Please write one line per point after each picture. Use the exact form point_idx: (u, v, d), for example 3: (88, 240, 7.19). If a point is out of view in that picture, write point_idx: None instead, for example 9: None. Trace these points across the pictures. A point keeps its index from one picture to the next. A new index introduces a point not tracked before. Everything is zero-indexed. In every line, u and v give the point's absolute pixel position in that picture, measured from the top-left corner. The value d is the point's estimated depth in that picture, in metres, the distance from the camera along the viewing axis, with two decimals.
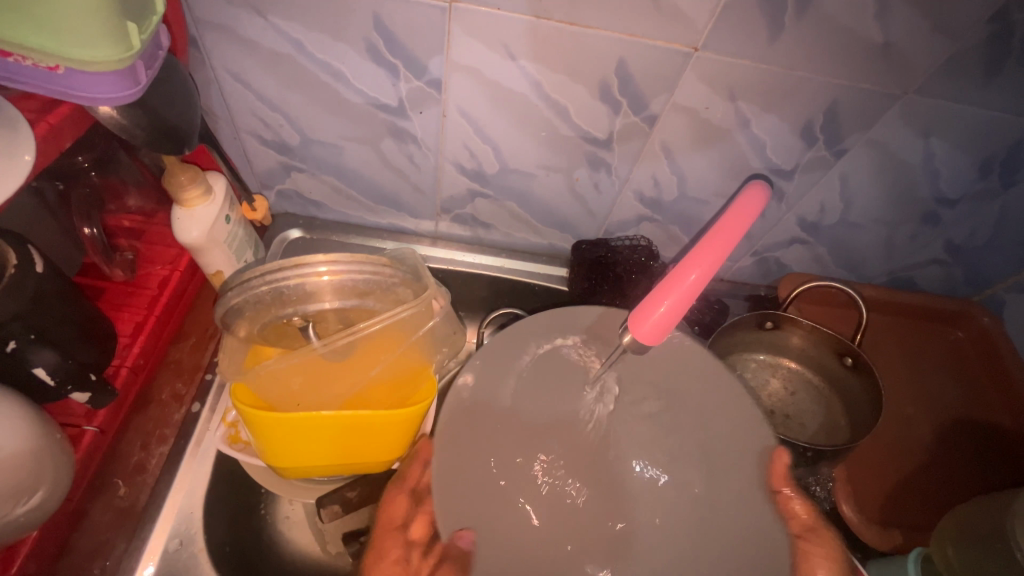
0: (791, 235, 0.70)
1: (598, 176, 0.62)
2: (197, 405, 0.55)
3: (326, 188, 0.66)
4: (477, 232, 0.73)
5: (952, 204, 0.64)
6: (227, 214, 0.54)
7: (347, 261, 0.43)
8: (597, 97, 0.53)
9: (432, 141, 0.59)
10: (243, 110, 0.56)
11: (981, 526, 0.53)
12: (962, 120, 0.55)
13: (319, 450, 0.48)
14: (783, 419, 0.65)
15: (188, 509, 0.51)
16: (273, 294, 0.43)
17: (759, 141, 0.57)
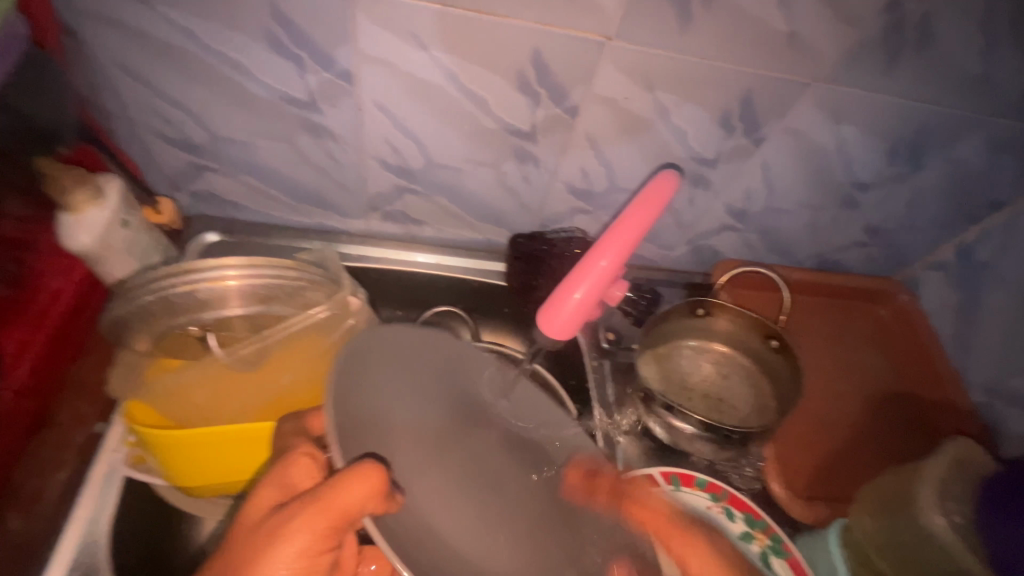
0: (721, 223, 0.72)
1: (527, 169, 0.61)
2: (101, 425, 0.51)
3: (244, 188, 0.63)
4: (409, 229, 0.70)
5: (867, 188, 0.67)
6: (125, 218, 0.50)
7: (246, 264, 0.41)
8: (516, 89, 0.52)
9: (352, 137, 0.56)
10: (140, 107, 0.53)
11: (892, 494, 0.55)
12: (870, 107, 0.57)
13: (231, 465, 0.45)
14: (716, 403, 0.65)
15: (93, 538, 0.47)
16: (164, 302, 0.40)
17: (682, 131, 0.58)
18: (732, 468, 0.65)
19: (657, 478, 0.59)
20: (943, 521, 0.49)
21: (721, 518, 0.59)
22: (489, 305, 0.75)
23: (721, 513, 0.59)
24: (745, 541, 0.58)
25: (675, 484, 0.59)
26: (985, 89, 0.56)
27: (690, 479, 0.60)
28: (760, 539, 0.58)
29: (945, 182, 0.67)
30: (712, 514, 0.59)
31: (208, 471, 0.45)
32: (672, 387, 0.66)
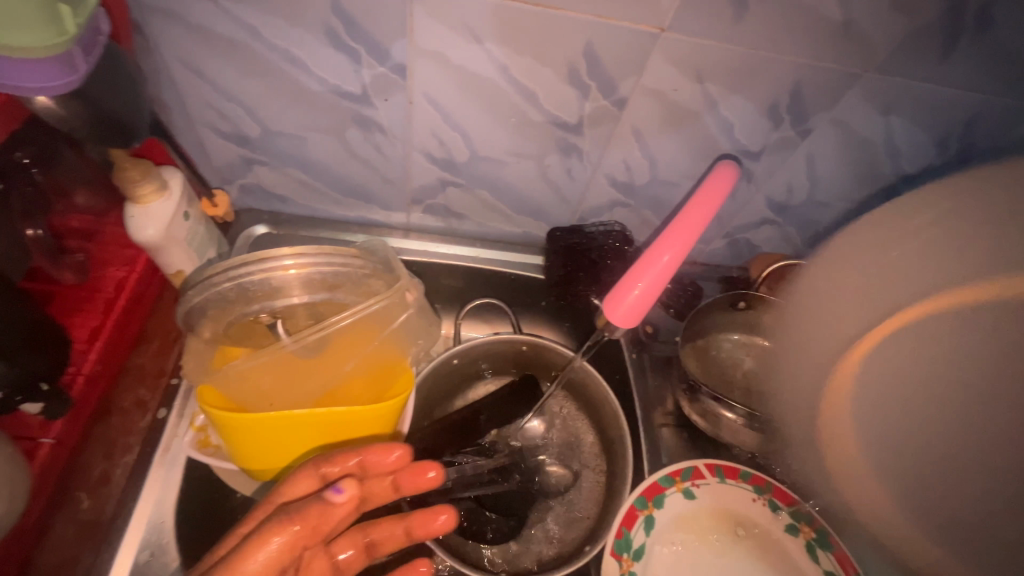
0: (761, 216, 0.72)
1: (570, 162, 0.62)
2: (162, 411, 0.53)
3: (291, 181, 0.64)
4: (450, 222, 0.71)
5: (913, 180, 0.66)
6: (186, 210, 0.51)
7: (316, 253, 0.41)
8: (565, 81, 0.52)
9: (400, 131, 0.57)
10: (198, 102, 0.54)
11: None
12: (921, 97, 0.56)
13: (294, 452, 0.46)
14: (759, 395, 0.66)
15: (158, 518, 0.49)
16: (237, 291, 0.40)
17: (728, 122, 0.57)
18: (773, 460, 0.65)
19: (702, 470, 0.59)
20: None
21: (765, 510, 0.59)
22: (526, 298, 0.76)
23: (765, 505, 0.59)
24: (789, 532, 0.58)
25: (720, 476, 0.60)
26: None
27: (734, 471, 0.60)
28: (805, 531, 0.57)
29: None
30: (756, 506, 0.59)
31: (275, 458, 0.46)
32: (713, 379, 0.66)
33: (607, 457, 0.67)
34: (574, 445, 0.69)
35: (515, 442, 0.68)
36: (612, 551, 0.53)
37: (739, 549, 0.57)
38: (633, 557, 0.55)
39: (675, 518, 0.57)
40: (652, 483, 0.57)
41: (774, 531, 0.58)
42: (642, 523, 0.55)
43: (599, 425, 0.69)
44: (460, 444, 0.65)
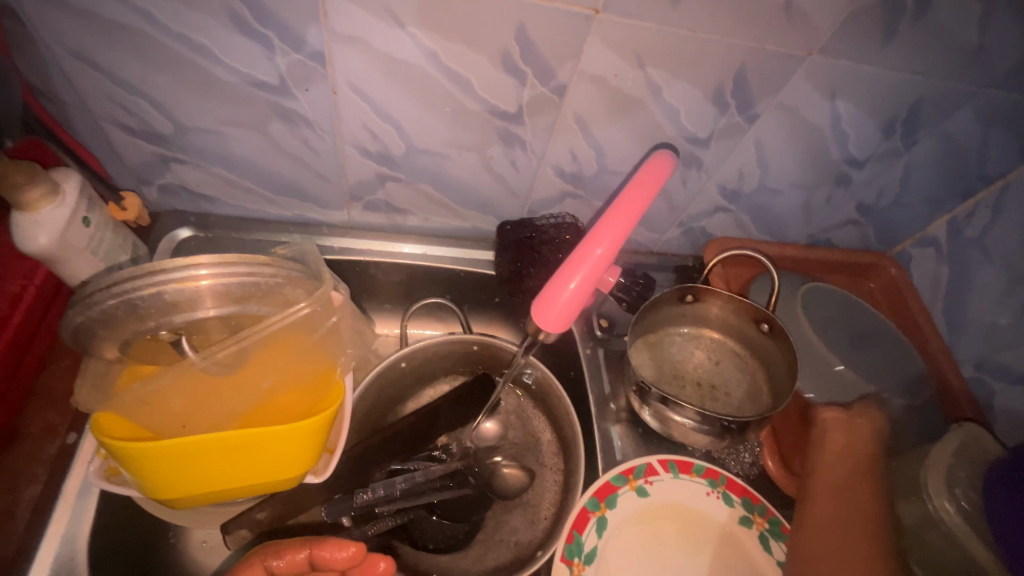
0: (714, 204, 0.70)
1: (513, 153, 0.59)
2: (73, 435, 0.49)
3: (216, 180, 0.59)
4: (394, 219, 0.68)
5: (861, 165, 0.66)
6: (85, 216, 0.47)
7: (218, 262, 0.37)
8: (500, 68, 0.49)
9: (328, 124, 0.53)
10: (96, 96, 0.49)
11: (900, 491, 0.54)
12: (865, 81, 0.55)
13: (213, 479, 0.42)
14: (710, 391, 0.65)
15: (70, 552, 0.45)
16: (128, 308, 0.36)
17: (673, 109, 0.55)
18: (728, 453, 0.65)
19: (655, 467, 0.58)
20: (950, 506, 0.49)
21: (719, 503, 0.58)
22: (478, 295, 0.74)
23: (719, 498, 0.58)
24: (743, 524, 0.57)
25: (674, 472, 0.59)
26: (983, 60, 0.54)
27: (688, 465, 0.59)
28: (758, 523, 0.57)
29: (938, 156, 0.66)
30: (710, 500, 0.58)
31: (192, 487, 0.42)
32: (664, 375, 0.65)
33: (564, 454, 0.65)
34: (531, 445, 0.67)
35: (467, 444, 0.65)
36: (563, 557, 0.52)
37: (694, 545, 0.57)
38: (585, 560, 0.53)
39: (628, 516, 0.56)
40: (604, 484, 0.56)
41: (728, 524, 0.57)
42: (594, 526, 0.54)
43: (555, 423, 0.67)
44: (408, 453, 0.61)
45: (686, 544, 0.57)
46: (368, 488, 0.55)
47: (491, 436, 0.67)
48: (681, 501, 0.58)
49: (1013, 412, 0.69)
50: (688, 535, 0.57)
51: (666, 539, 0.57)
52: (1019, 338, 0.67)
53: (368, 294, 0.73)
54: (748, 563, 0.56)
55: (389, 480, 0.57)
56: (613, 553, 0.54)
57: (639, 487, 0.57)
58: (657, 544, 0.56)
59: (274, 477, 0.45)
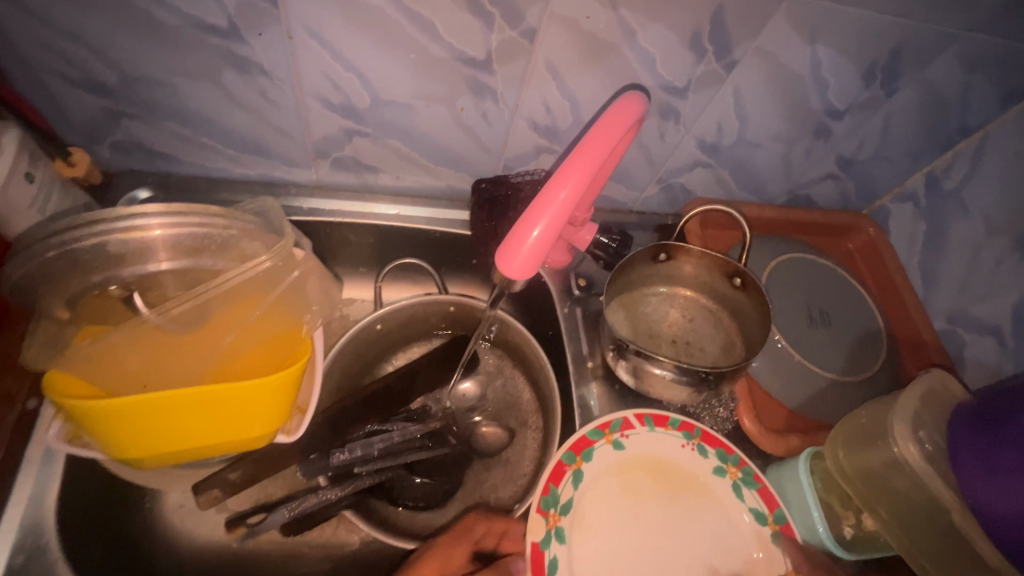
0: (693, 159, 0.69)
1: (484, 105, 0.57)
2: (34, 401, 0.47)
3: (171, 137, 0.56)
4: (365, 178, 0.66)
5: (841, 116, 0.65)
6: (28, 171, 0.44)
7: (166, 213, 0.37)
8: (465, 9, 0.47)
9: (285, 73, 0.50)
10: (30, 42, 0.46)
11: (868, 439, 0.55)
12: (846, 24, 0.53)
13: (176, 436, 0.41)
14: (685, 346, 0.65)
15: (38, 517, 0.45)
16: (73, 260, 0.36)
17: (648, 55, 0.53)
18: (703, 408, 0.66)
19: (631, 420, 0.59)
20: (915, 448, 0.50)
21: (693, 455, 0.59)
22: (455, 256, 0.72)
23: (694, 450, 0.59)
24: (716, 474, 0.58)
25: (649, 425, 0.59)
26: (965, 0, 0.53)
27: (663, 419, 0.60)
28: (731, 472, 0.58)
29: (918, 106, 0.65)
30: (685, 451, 0.59)
31: (157, 444, 0.41)
32: (639, 334, 0.65)
33: (543, 414, 0.65)
34: (511, 405, 0.67)
35: (447, 404, 0.65)
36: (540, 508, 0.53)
37: (670, 493, 0.58)
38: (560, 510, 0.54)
39: (605, 467, 0.57)
40: (581, 438, 0.57)
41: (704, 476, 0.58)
42: (570, 478, 0.55)
43: (535, 383, 0.67)
44: (386, 413, 0.61)
45: (662, 493, 0.58)
46: (345, 447, 0.55)
47: (472, 395, 0.67)
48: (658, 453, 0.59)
49: (982, 363, 0.70)
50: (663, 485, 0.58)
51: (643, 488, 0.58)
52: (991, 289, 0.68)
53: (342, 258, 0.71)
54: (721, 512, 0.57)
55: (366, 440, 0.57)
56: (589, 503, 0.55)
57: (616, 440, 0.58)
58: (634, 493, 0.57)
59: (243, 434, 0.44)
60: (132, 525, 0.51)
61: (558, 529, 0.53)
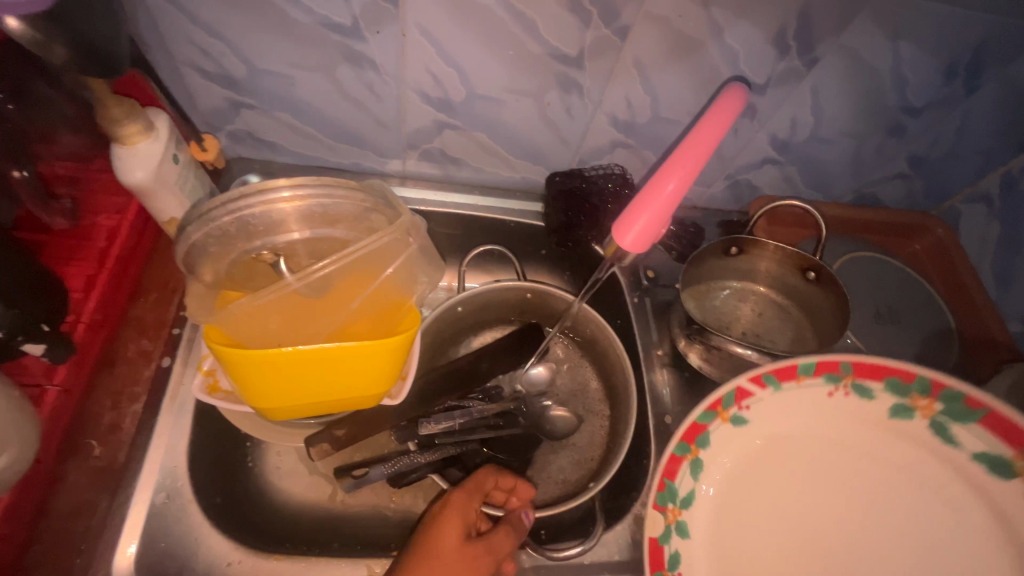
0: (763, 155, 0.71)
1: (569, 100, 0.60)
2: (168, 360, 0.54)
3: (282, 127, 0.62)
4: (447, 169, 0.70)
5: (917, 113, 0.65)
6: (175, 153, 0.49)
7: (314, 185, 0.42)
8: (568, 8, 0.50)
9: (393, 67, 0.55)
10: (177, 38, 0.51)
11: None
12: (931, 22, 0.55)
13: (304, 389, 0.46)
14: (755, 339, 0.67)
15: (172, 464, 0.50)
16: (238, 224, 0.42)
17: (732, 52, 0.56)
18: None
19: (747, 388, 0.54)
20: None
21: (851, 398, 0.54)
22: (527, 246, 0.76)
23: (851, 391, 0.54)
24: (899, 415, 0.53)
25: (771, 385, 0.54)
26: None
27: (791, 370, 0.54)
28: (917, 402, 0.52)
29: (997, 105, 0.65)
30: (838, 398, 0.55)
31: (291, 394, 0.46)
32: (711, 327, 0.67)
33: (611, 400, 0.68)
34: (579, 391, 0.70)
35: (519, 387, 0.67)
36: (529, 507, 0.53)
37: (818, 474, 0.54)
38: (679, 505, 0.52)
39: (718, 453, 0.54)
40: (693, 424, 0.52)
41: (819, 433, 0.55)
42: (688, 470, 0.52)
43: (603, 370, 0.69)
44: (465, 390, 0.63)
45: (808, 472, 0.54)
46: (432, 418, 0.58)
47: (543, 381, 0.69)
48: (784, 433, 0.56)
49: None
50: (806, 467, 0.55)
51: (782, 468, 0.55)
52: None
53: None
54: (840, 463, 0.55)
55: (449, 413, 0.60)
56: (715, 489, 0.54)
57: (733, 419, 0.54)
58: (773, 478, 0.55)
59: (359, 389, 0.48)
60: (241, 480, 0.55)
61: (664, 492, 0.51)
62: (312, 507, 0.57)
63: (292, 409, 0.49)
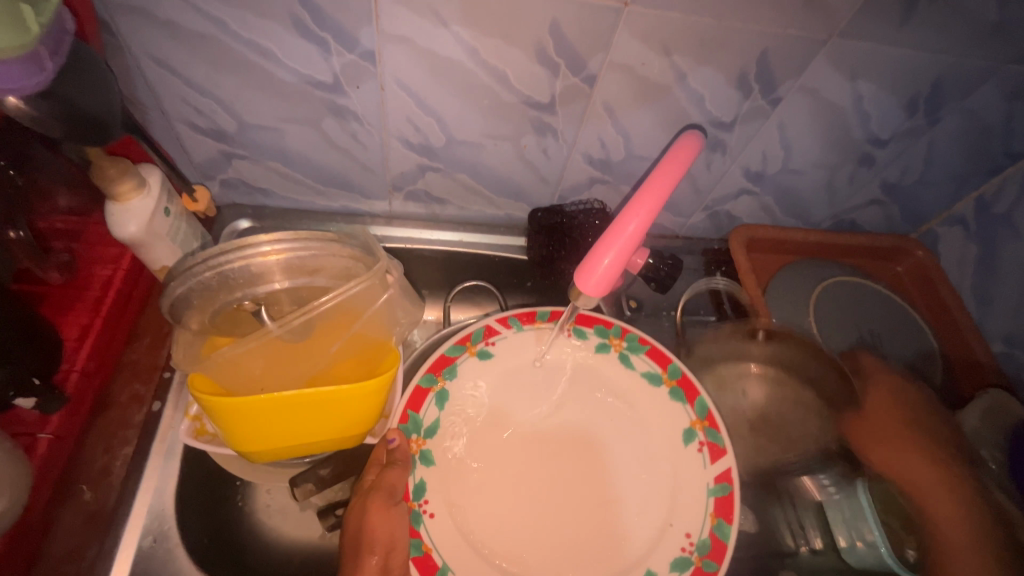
0: (739, 186, 0.73)
1: (546, 142, 0.63)
2: (158, 404, 0.55)
3: (271, 174, 0.64)
4: (432, 208, 0.72)
5: (884, 144, 0.68)
6: (166, 207, 0.52)
7: (294, 240, 0.44)
8: (535, 61, 0.53)
9: (375, 118, 0.58)
10: (171, 98, 0.54)
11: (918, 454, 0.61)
12: (886, 62, 0.57)
13: (286, 431, 0.48)
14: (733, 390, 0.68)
15: (160, 507, 0.51)
16: (219, 278, 0.43)
17: (698, 94, 0.58)
18: None
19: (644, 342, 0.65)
20: (972, 463, 0.58)
21: (665, 395, 0.63)
22: (513, 278, 0.78)
23: (668, 392, 0.63)
24: (675, 397, 0.62)
25: (638, 347, 0.65)
26: (1008, 35, 0.55)
27: (665, 361, 0.64)
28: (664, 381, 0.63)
29: (962, 134, 0.67)
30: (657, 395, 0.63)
31: (275, 437, 0.48)
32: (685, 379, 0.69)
33: None
34: None
35: None
36: (397, 433, 0.56)
37: (639, 433, 0.62)
38: (425, 436, 0.58)
39: (445, 475, 0.57)
40: (441, 357, 0.61)
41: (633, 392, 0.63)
42: (432, 400, 0.59)
43: None
44: None
45: (616, 455, 0.61)
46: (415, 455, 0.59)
47: None
48: (594, 395, 0.64)
49: None
50: (555, 443, 0.61)
51: (609, 451, 0.61)
52: None
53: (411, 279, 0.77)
54: (682, 476, 0.59)
55: None
56: (439, 496, 0.55)
57: (624, 350, 0.65)
58: (577, 476, 0.60)
59: (341, 428, 0.50)
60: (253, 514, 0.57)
61: (415, 541, 0.52)
62: (301, 546, 0.57)
63: (274, 452, 0.50)
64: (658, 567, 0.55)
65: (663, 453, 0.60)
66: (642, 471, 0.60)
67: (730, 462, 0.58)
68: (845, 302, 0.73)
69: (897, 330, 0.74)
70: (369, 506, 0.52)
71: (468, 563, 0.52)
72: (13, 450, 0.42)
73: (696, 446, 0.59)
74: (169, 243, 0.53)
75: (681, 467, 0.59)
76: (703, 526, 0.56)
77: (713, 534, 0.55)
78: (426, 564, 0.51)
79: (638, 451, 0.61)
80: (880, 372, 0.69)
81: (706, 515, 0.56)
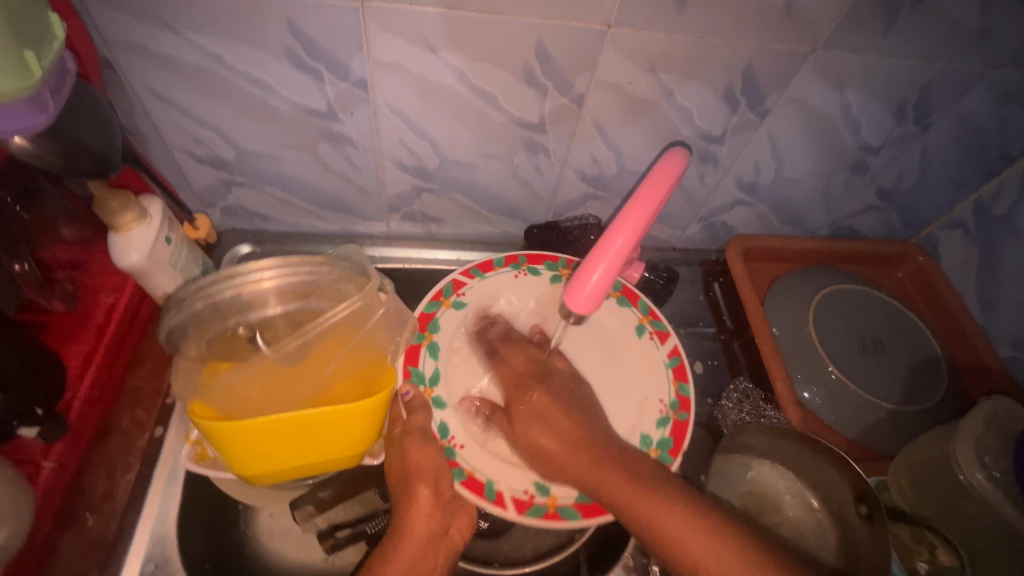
0: (733, 197, 0.73)
1: (538, 160, 0.63)
2: (160, 430, 0.56)
3: (270, 200, 0.66)
4: (430, 227, 0.73)
5: (876, 151, 0.68)
6: (167, 235, 0.53)
7: (281, 266, 0.45)
8: (523, 82, 0.54)
9: (368, 142, 0.59)
10: (171, 129, 0.56)
11: (932, 463, 0.57)
12: (871, 71, 0.58)
13: (283, 453, 0.48)
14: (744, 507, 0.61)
15: (161, 533, 0.52)
16: (212, 307, 0.45)
17: (687, 109, 0.59)
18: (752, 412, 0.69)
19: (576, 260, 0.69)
20: (981, 475, 0.52)
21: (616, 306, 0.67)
22: None
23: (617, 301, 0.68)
24: (622, 304, 0.68)
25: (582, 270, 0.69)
26: (992, 40, 0.56)
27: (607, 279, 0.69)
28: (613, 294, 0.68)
29: (955, 139, 0.67)
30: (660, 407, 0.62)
31: (271, 459, 0.48)
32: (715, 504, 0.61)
33: None
34: None
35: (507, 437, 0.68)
36: (407, 385, 0.58)
37: (601, 341, 0.66)
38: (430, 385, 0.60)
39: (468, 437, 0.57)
40: (421, 315, 0.62)
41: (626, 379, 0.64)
42: (426, 353, 0.60)
43: None
44: None
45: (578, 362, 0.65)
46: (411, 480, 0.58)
47: None
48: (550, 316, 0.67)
49: None
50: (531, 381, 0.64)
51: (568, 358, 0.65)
52: None
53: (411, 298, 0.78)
54: (647, 361, 0.64)
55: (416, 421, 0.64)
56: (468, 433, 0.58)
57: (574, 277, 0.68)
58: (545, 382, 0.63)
59: (339, 449, 0.50)
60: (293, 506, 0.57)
61: (457, 469, 0.55)
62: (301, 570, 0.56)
63: (272, 474, 0.50)
64: (647, 428, 0.60)
65: (621, 340, 0.66)
66: (605, 359, 0.65)
67: (676, 340, 0.65)
68: (847, 309, 0.73)
69: (902, 332, 0.73)
70: (405, 448, 0.54)
71: (508, 474, 0.55)
72: (16, 478, 0.42)
73: (647, 336, 0.66)
74: (171, 270, 0.54)
75: (641, 356, 0.65)
76: (670, 389, 0.62)
77: (679, 394, 0.62)
78: (476, 484, 0.54)
79: (598, 349, 0.66)
80: (882, 378, 0.68)
81: (669, 381, 0.63)
